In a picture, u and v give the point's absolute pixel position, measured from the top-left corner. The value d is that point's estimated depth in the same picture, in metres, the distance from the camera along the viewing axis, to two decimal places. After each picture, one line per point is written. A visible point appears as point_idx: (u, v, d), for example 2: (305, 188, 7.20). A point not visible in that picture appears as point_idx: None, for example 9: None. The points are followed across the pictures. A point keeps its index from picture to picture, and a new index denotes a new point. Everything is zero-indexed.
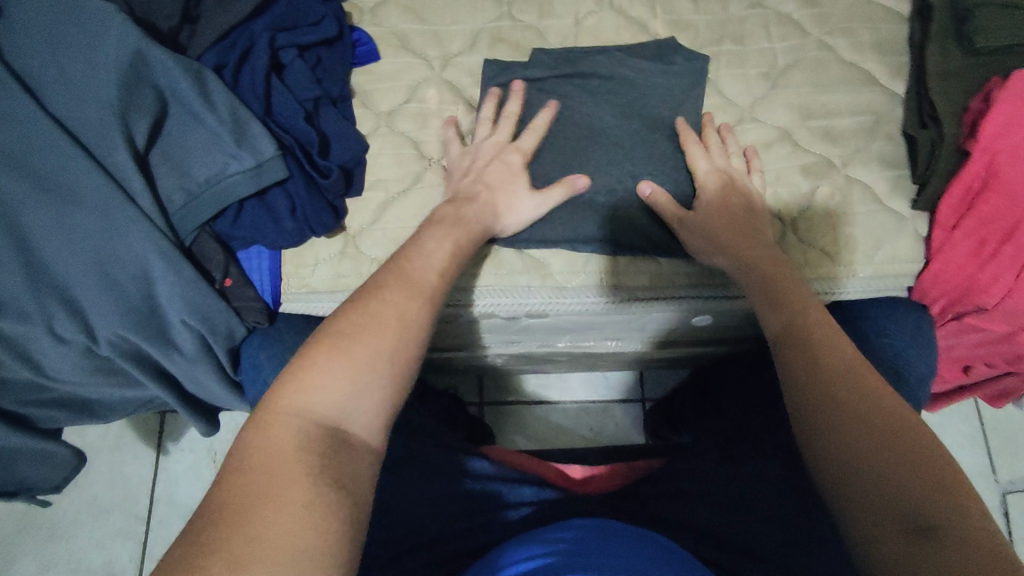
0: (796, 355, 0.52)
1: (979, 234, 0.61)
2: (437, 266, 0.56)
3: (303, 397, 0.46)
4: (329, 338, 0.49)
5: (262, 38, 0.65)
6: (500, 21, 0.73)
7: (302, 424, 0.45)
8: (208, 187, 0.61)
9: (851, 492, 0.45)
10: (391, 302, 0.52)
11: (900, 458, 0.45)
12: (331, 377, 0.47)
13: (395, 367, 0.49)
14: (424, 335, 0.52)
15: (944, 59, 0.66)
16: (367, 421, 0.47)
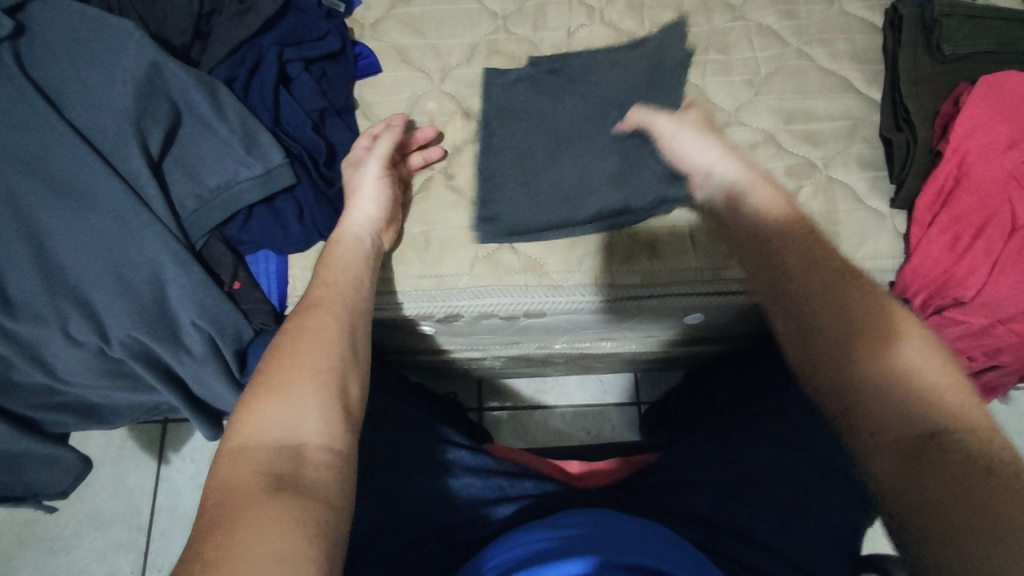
0: (813, 311, 0.51)
1: (954, 229, 0.64)
2: (342, 281, 0.60)
3: (247, 436, 0.49)
4: (256, 380, 0.52)
5: (271, 52, 0.68)
6: (495, 34, 0.77)
7: (251, 454, 0.48)
8: (220, 193, 0.64)
9: (867, 419, 0.47)
10: (308, 325, 0.56)
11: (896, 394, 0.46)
12: (266, 406, 0.50)
13: (320, 378, 0.52)
14: (345, 346, 0.56)
15: (915, 67, 0.70)
16: (312, 436, 0.50)
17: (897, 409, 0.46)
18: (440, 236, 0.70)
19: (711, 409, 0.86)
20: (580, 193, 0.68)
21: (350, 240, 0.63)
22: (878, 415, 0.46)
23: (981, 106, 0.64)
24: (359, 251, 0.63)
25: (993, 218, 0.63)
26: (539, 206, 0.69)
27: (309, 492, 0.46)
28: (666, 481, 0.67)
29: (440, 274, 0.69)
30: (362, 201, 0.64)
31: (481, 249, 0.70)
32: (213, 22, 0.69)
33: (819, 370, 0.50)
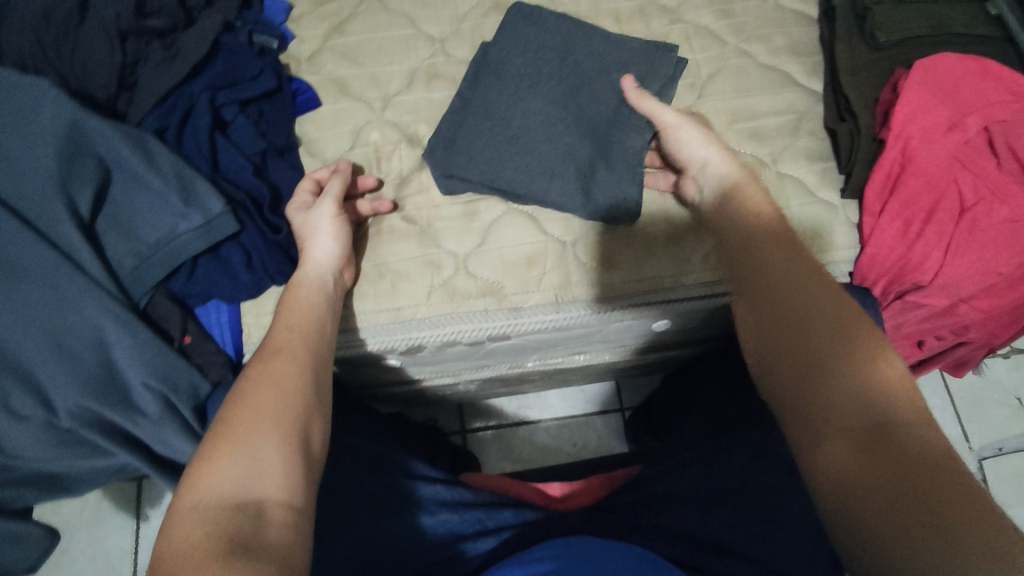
0: (775, 329, 0.51)
1: (904, 215, 0.63)
2: (305, 326, 0.57)
3: (202, 491, 0.45)
4: (214, 432, 0.49)
5: (202, 98, 0.66)
6: (434, 57, 0.76)
7: (206, 510, 0.44)
8: (161, 248, 0.61)
9: (821, 407, 0.46)
10: (270, 371, 0.53)
11: (852, 386, 0.45)
12: (224, 456, 0.47)
13: (281, 430, 0.49)
14: (307, 392, 0.53)
15: (851, 56, 0.70)
16: (272, 489, 0.46)
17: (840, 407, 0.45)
18: (395, 267, 0.69)
19: (690, 409, 0.87)
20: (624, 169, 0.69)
21: (312, 277, 0.61)
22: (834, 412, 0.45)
23: (920, 90, 0.64)
24: (318, 291, 0.60)
25: (941, 201, 0.62)
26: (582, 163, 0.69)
27: (269, 552, 0.42)
28: (650, 496, 0.66)
29: (397, 306, 0.68)
30: (325, 245, 0.63)
31: (437, 276, 0.69)
32: (138, 70, 0.67)
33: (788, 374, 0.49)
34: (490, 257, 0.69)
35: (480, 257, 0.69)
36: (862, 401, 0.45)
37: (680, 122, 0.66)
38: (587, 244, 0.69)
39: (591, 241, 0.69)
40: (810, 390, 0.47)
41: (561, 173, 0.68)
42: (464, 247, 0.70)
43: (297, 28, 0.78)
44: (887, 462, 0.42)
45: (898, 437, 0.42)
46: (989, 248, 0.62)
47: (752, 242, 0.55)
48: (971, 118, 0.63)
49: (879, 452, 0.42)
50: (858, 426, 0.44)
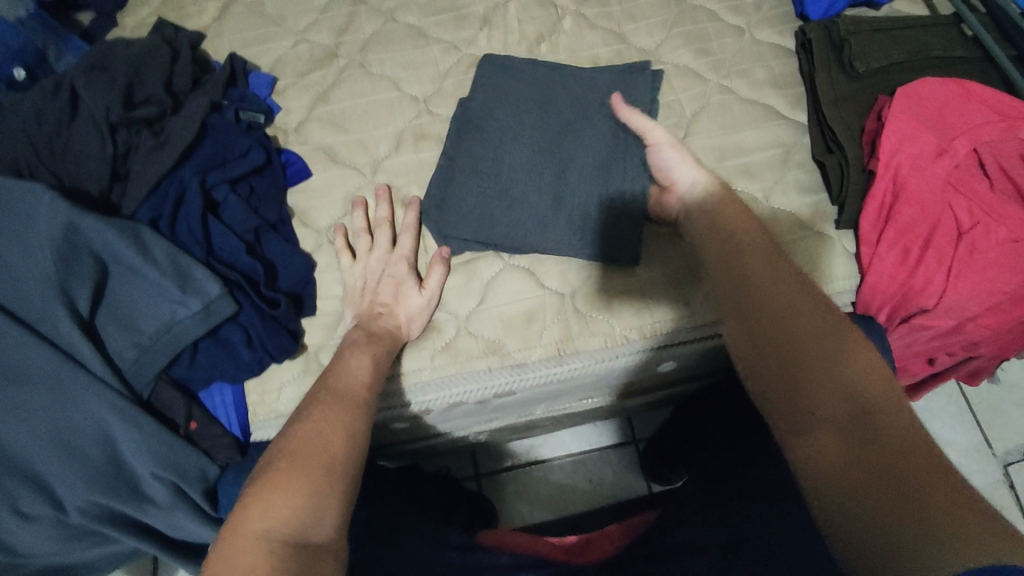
0: (750, 318, 0.52)
1: (902, 243, 0.63)
2: (364, 378, 0.59)
3: (263, 521, 0.44)
4: (275, 459, 0.49)
5: (193, 182, 0.67)
6: (419, 118, 0.77)
7: (266, 544, 0.43)
8: (161, 336, 0.61)
9: (800, 399, 0.48)
10: (328, 411, 0.53)
11: (834, 372, 0.47)
12: (284, 482, 0.46)
13: (339, 468, 0.49)
14: (363, 438, 0.53)
15: (832, 87, 0.70)
16: (327, 529, 0.46)
17: (820, 397, 0.47)
18: None
19: (704, 438, 0.85)
20: (623, 178, 0.70)
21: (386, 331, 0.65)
22: (812, 401, 0.47)
23: (904, 119, 0.64)
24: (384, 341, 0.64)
25: (937, 226, 0.62)
26: (579, 185, 0.70)
27: None
28: (667, 545, 0.65)
29: (399, 372, 0.67)
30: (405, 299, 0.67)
31: (438, 338, 0.69)
32: (129, 160, 0.68)
33: (766, 365, 0.50)
34: (490, 316, 0.69)
35: (480, 316, 0.69)
36: (841, 400, 0.46)
37: (666, 141, 0.66)
38: (585, 294, 0.69)
39: (587, 291, 0.69)
40: (792, 380, 0.48)
41: (550, 220, 0.69)
42: (463, 307, 0.70)
43: (283, 99, 0.79)
44: (865, 461, 0.43)
45: (877, 425, 0.44)
46: (993, 268, 0.61)
47: (732, 249, 0.56)
48: (958, 142, 0.63)
49: (859, 443, 0.44)
50: (839, 413, 0.46)
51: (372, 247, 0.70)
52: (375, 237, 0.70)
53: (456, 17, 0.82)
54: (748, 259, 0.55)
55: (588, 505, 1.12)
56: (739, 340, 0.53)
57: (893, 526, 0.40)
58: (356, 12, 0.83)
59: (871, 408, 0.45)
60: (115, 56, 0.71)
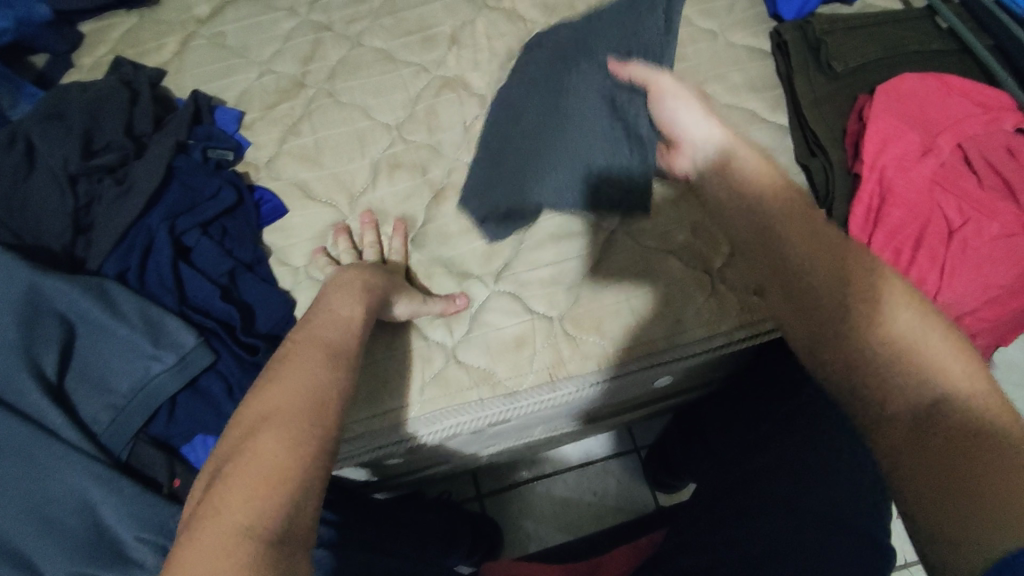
0: (808, 298, 0.45)
1: (893, 245, 0.61)
2: (344, 322, 0.58)
3: (244, 465, 0.44)
4: (252, 409, 0.48)
5: (161, 230, 0.65)
6: (393, 146, 0.75)
7: (247, 481, 0.43)
8: (136, 395, 0.59)
9: (864, 380, 0.41)
10: (301, 359, 0.53)
11: (903, 351, 0.41)
12: (265, 446, 0.45)
13: (315, 407, 0.49)
14: (337, 378, 0.52)
15: (812, 88, 0.69)
16: (308, 459, 0.45)
17: (888, 376, 0.40)
18: (383, 364, 0.67)
19: (705, 449, 0.83)
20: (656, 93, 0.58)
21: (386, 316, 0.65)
22: (879, 380, 0.41)
23: (884, 119, 0.63)
24: (380, 296, 0.63)
25: (927, 226, 0.61)
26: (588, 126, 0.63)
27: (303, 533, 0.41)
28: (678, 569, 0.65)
29: (389, 409, 0.65)
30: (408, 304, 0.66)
31: (428, 370, 0.67)
32: (92, 211, 0.66)
33: (828, 343, 0.44)
34: (479, 344, 0.67)
35: (468, 344, 0.67)
36: (919, 375, 0.39)
37: (677, 86, 0.57)
38: (574, 317, 0.67)
39: (575, 314, 0.67)
40: (857, 358, 0.42)
41: (574, 186, 0.66)
42: (451, 336, 0.68)
43: (251, 134, 0.77)
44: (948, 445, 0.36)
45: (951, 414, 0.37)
46: (986, 263, 0.60)
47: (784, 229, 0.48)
48: (939, 140, 0.63)
49: (937, 434, 0.37)
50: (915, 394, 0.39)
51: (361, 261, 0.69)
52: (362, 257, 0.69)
53: (424, 38, 0.80)
54: (803, 229, 0.47)
55: (595, 518, 1.10)
56: (794, 322, 0.46)
57: (981, 520, 0.33)
58: (321, 39, 0.81)
59: (947, 396, 0.38)
60: (72, 103, 0.69)
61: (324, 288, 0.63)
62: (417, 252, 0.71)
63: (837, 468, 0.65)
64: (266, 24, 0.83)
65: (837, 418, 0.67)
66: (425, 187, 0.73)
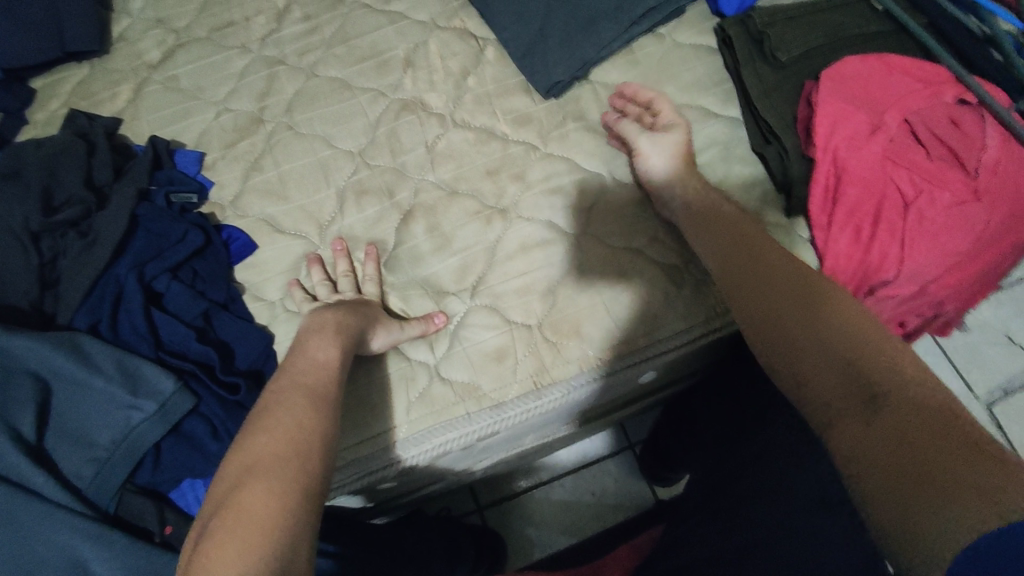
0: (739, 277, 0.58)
1: (852, 223, 0.63)
2: (321, 363, 0.60)
3: (234, 513, 0.45)
4: (239, 460, 0.50)
5: (129, 278, 0.64)
6: (358, 172, 0.75)
7: (238, 526, 0.44)
8: (119, 446, 0.59)
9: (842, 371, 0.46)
10: (284, 406, 0.54)
11: (880, 370, 0.44)
12: (253, 492, 0.46)
13: (300, 453, 0.51)
14: (321, 422, 0.54)
15: (759, 79, 0.70)
16: (294, 502, 0.47)
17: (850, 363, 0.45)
18: (367, 391, 0.67)
19: (696, 438, 0.84)
20: None
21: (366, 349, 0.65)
22: (839, 375, 0.45)
23: (834, 99, 0.65)
24: (358, 327, 0.64)
25: (883, 202, 0.63)
26: None
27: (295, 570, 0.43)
28: None
29: (377, 432, 0.65)
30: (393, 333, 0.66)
31: (413, 389, 0.67)
32: (58, 266, 0.65)
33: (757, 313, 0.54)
34: (461, 360, 0.67)
35: (450, 361, 0.68)
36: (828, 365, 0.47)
37: None
38: (552, 323, 0.67)
39: (553, 320, 0.68)
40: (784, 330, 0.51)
41: None
42: (434, 354, 0.68)
43: (214, 173, 0.77)
44: (905, 464, 0.38)
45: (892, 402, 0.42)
46: (942, 231, 0.62)
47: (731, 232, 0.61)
48: (889, 116, 0.64)
49: (871, 410, 0.42)
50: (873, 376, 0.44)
51: (337, 292, 0.69)
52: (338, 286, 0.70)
53: (378, 63, 0.81)
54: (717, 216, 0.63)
55: (596, 518, 1.11)
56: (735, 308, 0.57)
57: (925, 506, 0.36)
58: (275, 73, 0.82)
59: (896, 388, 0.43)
60: (28, 161, 0.69)
61: (297, 337, 0.64)
62: (391, 275, 0.72)
63: None
64: (220, 63, 0.83)
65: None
66: (394, 211, 0.73)
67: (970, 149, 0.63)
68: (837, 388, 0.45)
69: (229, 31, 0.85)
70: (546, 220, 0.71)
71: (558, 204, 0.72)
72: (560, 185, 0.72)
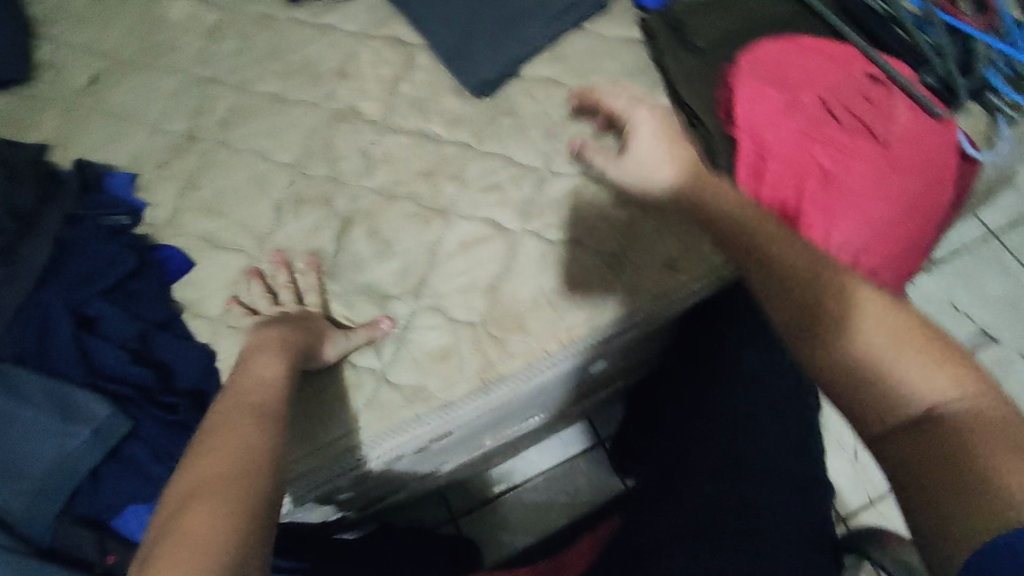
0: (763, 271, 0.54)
1: (779, 198, 0.65)
2: (267, 377, 0.59)
3: (175, 543, 0.43)
4: (183, 486, 0.48)
5: (58, 305, 0.63)
6: (294, 183, 0.75)
7: (179, 555, 0.42)
8: (53, 475, 0.57)
9: (877, 372, 0.46)
10: (229, 425, 0.52)
11: (910, 370, 0.46)
12: (195, 518, 0.44)
13: (244, 473, 0.48)
14: (269, 438, 0.52)
15: (681, 65, 0.72)
16: (240, 521, 0.45)
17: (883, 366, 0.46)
18: (314, 400, 0.66)
19: (649, 424, 0.85)
20: None
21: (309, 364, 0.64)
22: (881, 375, 0.46)
23: (754, 83, 0.68)
24: (301, 338, 0.63)
25: (806, 175, 0.65)
26: None
27: None
28: (634, 550, 0.65)
29: (327, 440, 0.65)
30: (337, 344, 0.66)
31: (360, 396, 0.67)
32: None
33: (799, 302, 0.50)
34: (406, 362, 0.67)
35: (397, 365, 0.67)
36: (862, 361, 0.47)
37: None
38: (496, 319, 0.68)
39: (495, 316, 0.68)
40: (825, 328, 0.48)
41: None
42: (380, 359, 0.68)
43: (147, 194, 0.76)
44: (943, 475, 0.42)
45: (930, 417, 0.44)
46: (864, 200, 0.64)
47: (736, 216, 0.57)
48: (805, 94, 0.67)
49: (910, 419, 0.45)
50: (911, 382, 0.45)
51: (278, 305, 0.69)
52: (279, 298, 0.69)
53: (310, 75, 0.81)
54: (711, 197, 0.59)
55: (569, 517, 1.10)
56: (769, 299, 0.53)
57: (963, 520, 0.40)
58: (206, 91, 0.81)
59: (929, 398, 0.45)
60: None
61: (241, 353, 0.63)
62: (333, 284, 0.71)
63: (761, 423, 0.67)
64: (150, 84, 0.82)
65: (757, 371, 0.70)
66: (333, 219, 0.73)
67: (879, 122, 0.66)
68: (883, 428, 0.46)
69: (157, 52, 0.85)
70: (485, 217, 0.72)
71: (496, 201, 0.72)
72: (497, 182, 0.73)
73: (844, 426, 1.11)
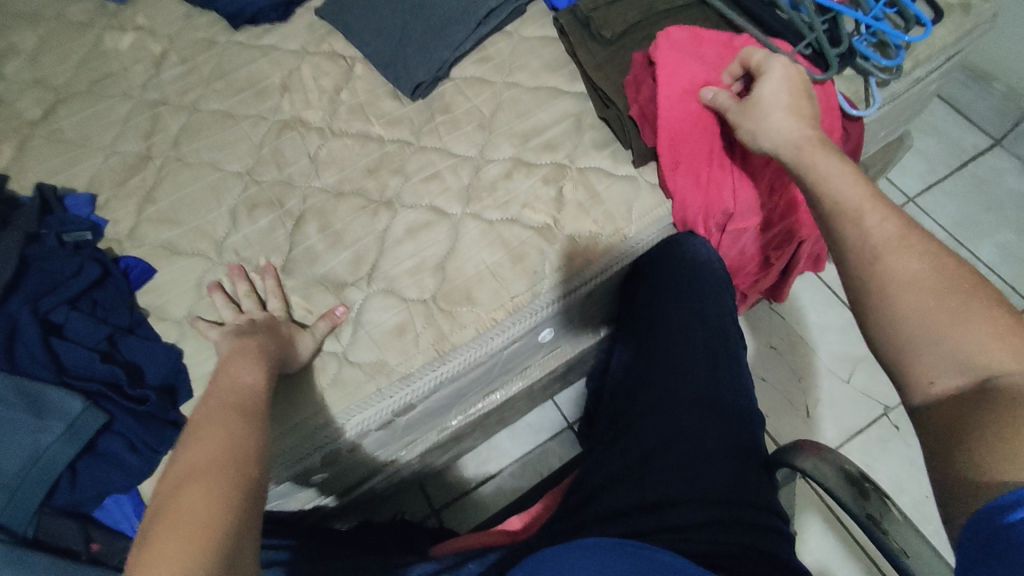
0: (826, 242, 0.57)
1: (691, 167, 0.75)
2: (247, 377, 0.60)
3: (173, 517, 0.44)
4: (175, 468, 0.48)
5: (23, 312, 0.66)
6: (247, 189, 0.80)
7: (179, 529, 0.43)
8: (30, 470, 0.60)
9: (933, 341, 0.47)
10: (216, 419, 0.54)
11: (970, 346, 0.46)
12: (193, 496, 0.45)
13: (238, 462, 0.50)
14: (257, 432, 0.54)
15: (592, 56, 0.81)
16: (237, 504, 0.46)
17: (937, 337, 0.47)
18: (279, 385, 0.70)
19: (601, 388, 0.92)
20: None
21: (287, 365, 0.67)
22: (937, 342, 0.47)
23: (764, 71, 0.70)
24: (268, 339, 0.66)
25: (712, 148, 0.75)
26: None
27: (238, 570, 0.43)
28: (590, 491, 0.70)
29: (296, 422, 0.69)
30: (307, 340, 0.70)
31: (323, 377, 0.71)
32: None
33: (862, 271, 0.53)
34: (365, 342, 0.72)
35: (357, 346, 0.72)
36: (920, 331, 0.48)
37: None
38: (444, 294, 0.73)
39: (443, 291, 0.73)
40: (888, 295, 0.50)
41: None
42: (340, 343, 0.73)
43: (107, 212, 0.80)
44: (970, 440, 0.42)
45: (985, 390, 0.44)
46: (753, 181, 0.76)
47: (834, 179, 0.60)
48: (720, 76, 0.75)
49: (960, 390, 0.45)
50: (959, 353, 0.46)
51: (241, 312, 0.71)
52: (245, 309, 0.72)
53: (255, 91, 0.87)
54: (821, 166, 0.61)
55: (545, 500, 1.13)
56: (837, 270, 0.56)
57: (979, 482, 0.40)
58: (158, 113, 0.86)
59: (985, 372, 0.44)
60: None
61: (217, 364, 0.63)
62: (291, 278, 0.76)
63: (696, 364, 0.73)
64: (103, 111, 0.87)
65: (685, 320, 0.77)
66: (286, 218, 0.78)
67: None
68: (934, 398, 0.46)
69: (108, 82, 0.90)
70: (428, 205, 0.78)
71: (438, 189, 0.79)
72: (437, 172, 0.79)
73: (793, 382, 1.22)
